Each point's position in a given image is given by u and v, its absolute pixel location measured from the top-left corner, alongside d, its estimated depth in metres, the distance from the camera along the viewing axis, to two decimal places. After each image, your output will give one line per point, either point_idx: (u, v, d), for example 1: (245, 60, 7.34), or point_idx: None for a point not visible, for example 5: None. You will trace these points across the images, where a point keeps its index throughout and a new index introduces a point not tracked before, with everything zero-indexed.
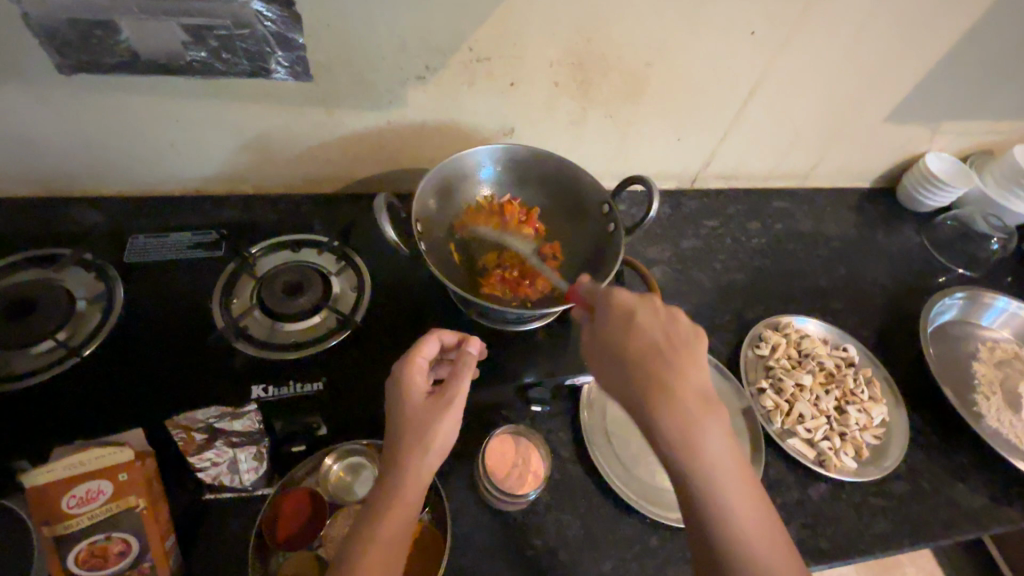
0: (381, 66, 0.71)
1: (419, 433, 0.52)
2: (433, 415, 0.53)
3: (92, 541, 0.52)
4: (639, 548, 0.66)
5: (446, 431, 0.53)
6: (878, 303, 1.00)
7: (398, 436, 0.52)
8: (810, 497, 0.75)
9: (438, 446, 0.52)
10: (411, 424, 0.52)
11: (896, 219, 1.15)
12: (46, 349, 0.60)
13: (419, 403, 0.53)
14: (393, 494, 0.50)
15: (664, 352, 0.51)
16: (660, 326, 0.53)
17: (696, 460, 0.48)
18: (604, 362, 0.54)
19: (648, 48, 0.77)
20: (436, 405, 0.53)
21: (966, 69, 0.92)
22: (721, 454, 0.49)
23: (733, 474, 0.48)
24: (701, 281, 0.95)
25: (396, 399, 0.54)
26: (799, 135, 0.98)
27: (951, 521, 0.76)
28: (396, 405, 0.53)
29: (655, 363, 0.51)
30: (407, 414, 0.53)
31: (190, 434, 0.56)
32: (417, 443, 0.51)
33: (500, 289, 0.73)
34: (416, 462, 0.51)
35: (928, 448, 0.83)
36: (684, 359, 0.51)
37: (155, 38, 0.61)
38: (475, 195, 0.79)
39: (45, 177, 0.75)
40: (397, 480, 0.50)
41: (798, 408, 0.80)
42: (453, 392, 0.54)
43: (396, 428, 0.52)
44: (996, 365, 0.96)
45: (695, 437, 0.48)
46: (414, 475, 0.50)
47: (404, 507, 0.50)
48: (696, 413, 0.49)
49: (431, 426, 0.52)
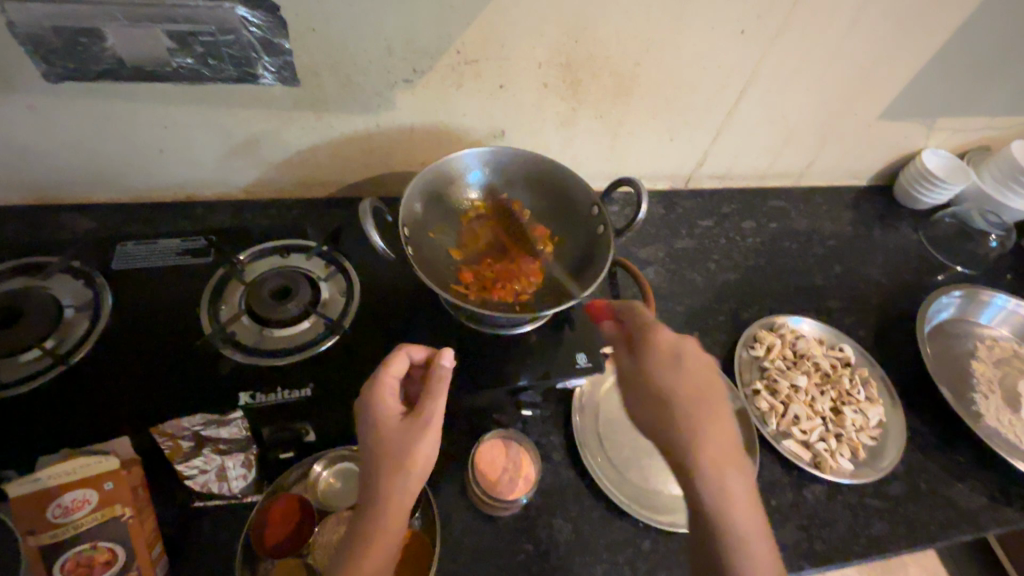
0: (368, 69, 0.71)
1: (396, 460, 0.50)
2: (410, 440, 0.51)
3: (77, 551, 0.52)
4: (631, 553, 0.65)
5: (424, 455, 0.51)
6: (875, 301, 0.99)
7: (374, 465, 0.50)
8: (806, 498, 0.74)
9: (418, 471, 0.51)
10: (387, 451, 0.51)
11: (892, 216, 1.14)
12: (30, 358, 0.59)
13: (394, 427, 0.52)
14: (378, 524, 0.49)
15: (700, 394, 0.55)
16: (696, 371, 0.57)
17: (719, 500, 0.51)
18: (641, 390, 0.57)
19: (637, 48, 0.76)
20: (412, 427, 0.52)
21: (960, 65, 0.91)
22: (743, 497, 0.51)
23: (751, 516, 0.51)
24: (695, 281, 0.95)
25: (370, 425, 0.52)
26: (793, 133, 0.98)
27: (949, 522, 0.75)
28: (371, 432, 0.52)
29: (692, 394, 0.55)
30: (384, 439, 0.51)
31: (177, 441, 0.57)
32: (396, 469, 0.50)
33: (485, 292, 0.72)
34: (396, 490, 0.50)
35: (925, 448, 0.82)
36: (718, 399, 0.56)
37: (140, 45, 0.60)
38: (461, 198, 0.78)
39: (34, 184, 0.75)
40: (379, 509, 0.49)
41: (793, 410, 0.79)
42: (429, 412, 0.53)
43: (373, 455, 0.51)
44: (995, 363, 0.95)
45: (725, 479, 0.51)
46: (395, 503, 0.49)
47: (390, 537, 0.49)
48: (724, 457, 0.53)
49: (409, 453, 0.50)
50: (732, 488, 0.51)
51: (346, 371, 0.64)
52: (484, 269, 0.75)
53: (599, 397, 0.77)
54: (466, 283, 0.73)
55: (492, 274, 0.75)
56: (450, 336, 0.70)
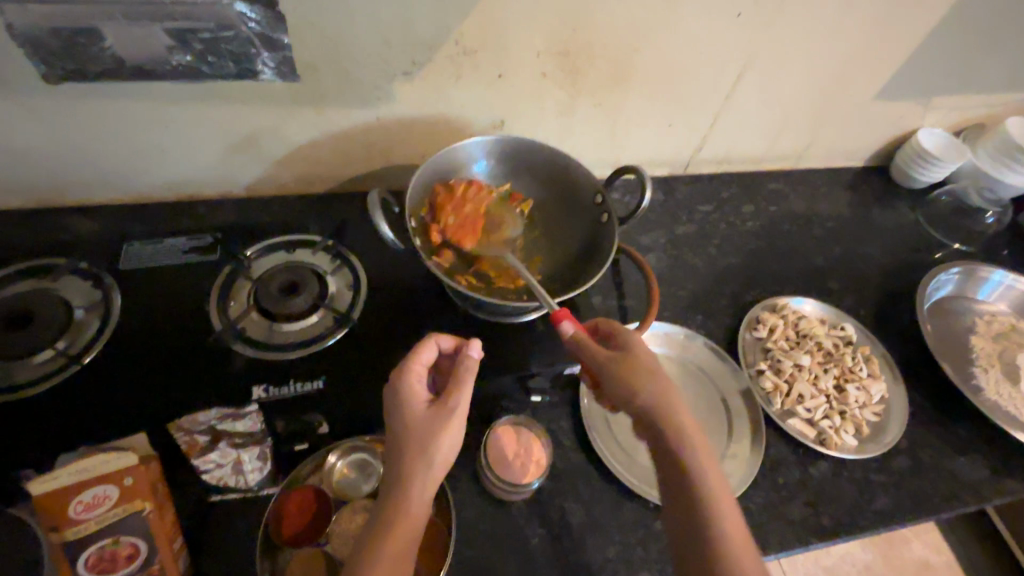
0: (367, 63, 0.71)
1: (421, 447, 0.51)
2: (436, 427, 0.52)
3: (100, 545, 0.53)
4: (643, 533, 0.67)
5: (449, 443, 0.52)
6: (874, 280, 1.01)
7: (402, 451, 0.51)
8: (811, 475, 0.75)
9: (443, 457, 0.52)
10: (414, 437, 0.51)
11: (890, 195, 1.15)
12: (45, 358, 0.60)
13: (421, 413, 0.53)
14: (402, 509, 0.49)
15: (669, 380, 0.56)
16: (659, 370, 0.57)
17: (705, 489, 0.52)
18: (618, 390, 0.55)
19: (635, 34, 0.76)
20: (439, 414, 0.52)
21: (955, 43, 0.91)
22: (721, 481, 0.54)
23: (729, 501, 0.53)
24: (697, 266, 0.95)
25: (398, 410, 0.53)
26: (790, 116, 0.98)
27: (952, 494, 0.77)
28: (398, 417, 0.53)
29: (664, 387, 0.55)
30: (410, 425, 0.52)
31: (193, 437, 0.57)
32: (421, 456, 0.51)
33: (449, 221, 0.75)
34: (420, 474, 0.50)
35: (927, 422, 0.83)
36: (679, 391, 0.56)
37: (140, 43, 0.60)
38: (466, 183, 0.77)
39: (37, 187, 0.76)
40: (402, 494, 0.50)
41: (797, 389, 0.80)
42: (455, 401, 0.53)
43: (400, 440, 0.52)
44: (994, 338, 0.96)
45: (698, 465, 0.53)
46: (419, 489, 0.50)
47: (413, 522, 0.50)
48: (699, 451, 0.54)
49: (434, 439, 0.51)
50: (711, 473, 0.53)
51: (356, 362, 0.64)
52: (474, 222, 0.77)
53: None
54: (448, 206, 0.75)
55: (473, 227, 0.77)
56: (457, 326, 0.71)
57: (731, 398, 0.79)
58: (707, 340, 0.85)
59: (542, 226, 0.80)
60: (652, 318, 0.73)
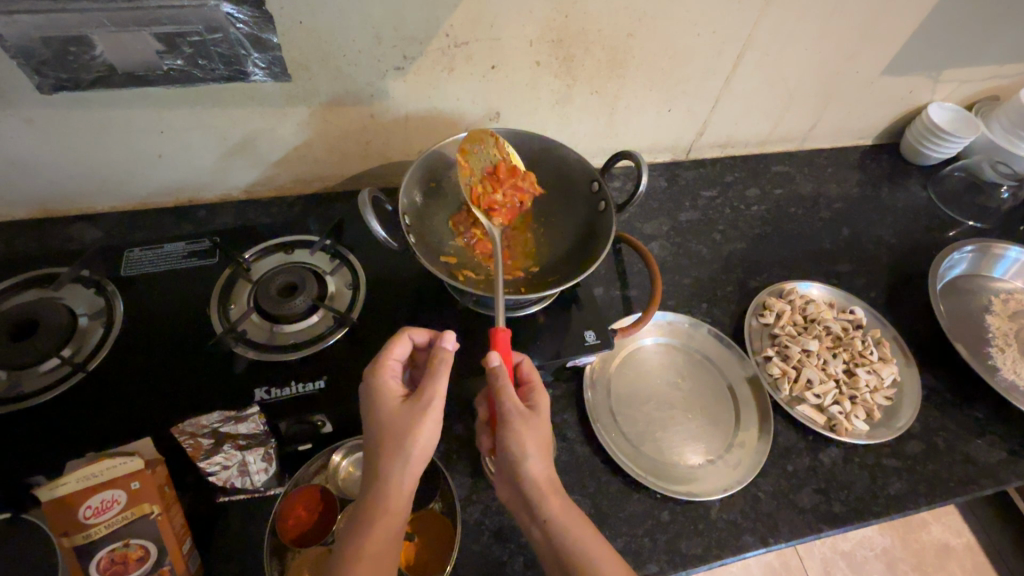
0: (358, 59, 0.70)
1: (396, 443, 0.51)
2: (412, 420, 0.52)
3: (111, 549, 0.53)
4: (650, 524, 0.66)
5: (425, 436, 0.52)
6: (884, 261, 0.98)
7: (378, 447, 0.51)
8: (822, 462, 0.74)
9: (421, 450, 0.52)
10: (389, 432, 0.52)
11: (900, 174, 1.12)
12: (47, 368, 0.61)
13: (396, 409, 0.53)
14: (380, 505, 0.50)
15: (526, 426, 0.54)
16: (516, 414, 0.54)
17: (555, 537, 0.51)
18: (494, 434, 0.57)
19: (628, 19, 0.75)
20: (414, 409, 0.52)
21: (965, 11, 0.88)
22: (577, 530, 0.51)
23: (589, 549, 0.50)
24: (702, 253, 0.94)
25: (371, 408, 0.54)
26: (794, 95, 0.96)
27: (969, 478, 0.75)
28: (373, 415, 0.53)
29: (513, 436, 0.53)
30: (386, 422, 0.52)
31: (198, 439, 0.57)
32: (397, 451, 0.51)
33: (496, 195, 0.75)
34: (399, 468, 0.51)
35: (941, 405, 0.82)
36: (531, 437, 0.53)
37: (129, 50, 0.59)
38: (517, 183, 0.76)
39: (41, 198, 0.77)
40: (378, 490, 0.50)
41: (806, 374, 0.79)
42: (430, 393, 0.53)
43: (377, 436, 0.52)
44: (1011, 317, 0.93)
45: (548, 515, 0.52)
46: (397, 483, 0.50)
47: (392, 518, 0.50)
48: (547, 503, 0.52)
49: (409, 433, 0.51)
50: (562, 523, 0.51)
51: (357, 361, 0.65)
52: (509, 211, 0.77)
53: (610, 371, 0.78)
54: (506, 181, 0.76)
55: (508, 211, 0.77)
56: (456, 322, 0.70)
57: (734, 384, 0.79)
58: (711, 328, 0.84)
59: (540, 217, 0.80)
60: (655, 309, 0.73)
